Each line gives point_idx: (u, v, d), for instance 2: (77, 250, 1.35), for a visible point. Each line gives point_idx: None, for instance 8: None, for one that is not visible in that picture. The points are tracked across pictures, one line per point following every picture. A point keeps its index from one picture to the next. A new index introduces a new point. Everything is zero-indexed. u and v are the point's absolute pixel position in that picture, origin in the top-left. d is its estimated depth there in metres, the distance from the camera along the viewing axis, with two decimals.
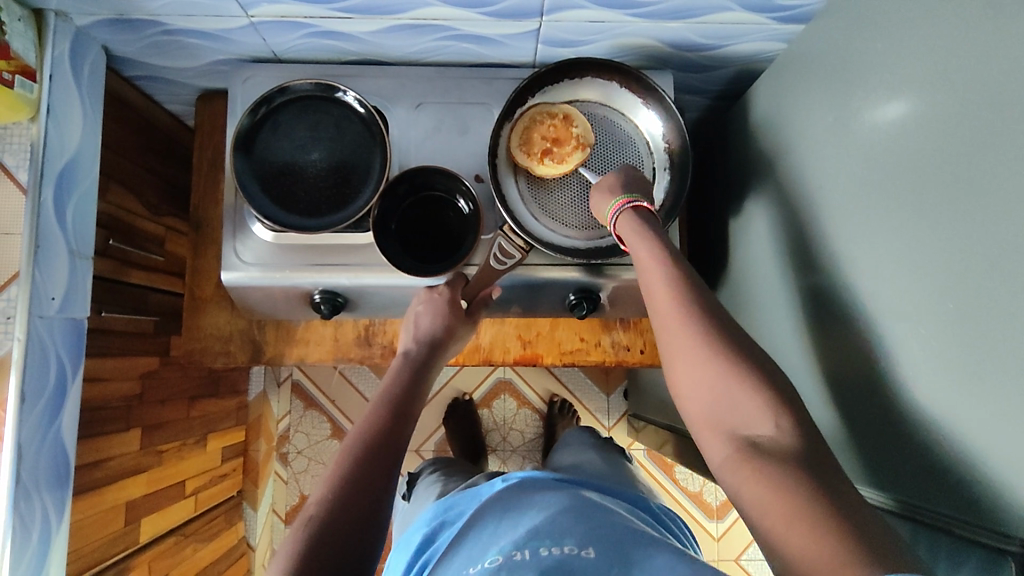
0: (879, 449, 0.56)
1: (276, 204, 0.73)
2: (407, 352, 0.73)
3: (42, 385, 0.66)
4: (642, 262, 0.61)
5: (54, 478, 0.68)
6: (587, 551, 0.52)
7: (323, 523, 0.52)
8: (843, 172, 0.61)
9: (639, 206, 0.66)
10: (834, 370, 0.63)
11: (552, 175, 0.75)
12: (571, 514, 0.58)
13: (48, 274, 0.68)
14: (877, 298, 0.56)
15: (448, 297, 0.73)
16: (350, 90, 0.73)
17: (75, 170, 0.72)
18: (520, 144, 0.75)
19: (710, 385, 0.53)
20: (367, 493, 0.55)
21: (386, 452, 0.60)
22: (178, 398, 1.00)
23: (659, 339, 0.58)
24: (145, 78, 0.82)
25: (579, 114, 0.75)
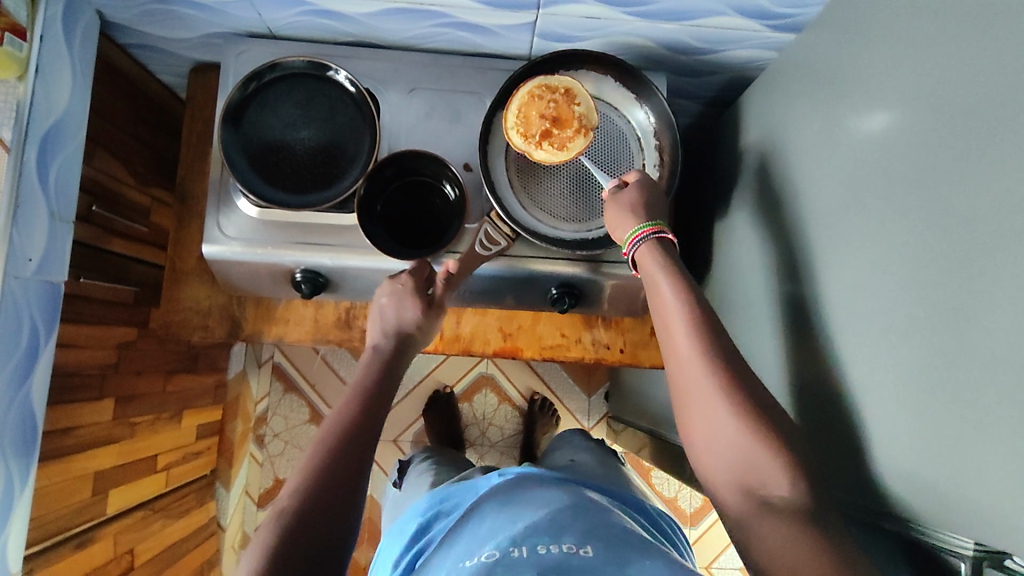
0: (841, 456, 0.57)
1: (263, 180, 0.72)
2: (376, 346, 0.70)
3: (13, 346, 0.66)
4: (657, 292, 0.62)
5: (20, 441, 0.67)
6: (585, 550, 0.52)
7: (294, 520, 0.51)
8: (828, 180, 0.61)
9: (664, 236, 0.66)
10: (807, 376, 0.63)
11: (552, 160, 0.71)
12: (571, 513, 0.58)
13: (27, 236, 0.67)
14: (850, 308, 0.56)
15: (411, 286, 0.71)
16: (342, 69, 0.72)
17: (61, 133, 0.71)
18: (516, 124, 0.71)
19: (713, 402, 0.54)
20: (335, 490, 0.54)
21: (357, 445, 0.59)
22: (155, 371, 0.99)
23: (673, 379, 0.58)
24: (140, 46, 0.82)
25: (582, 91, 0.71)
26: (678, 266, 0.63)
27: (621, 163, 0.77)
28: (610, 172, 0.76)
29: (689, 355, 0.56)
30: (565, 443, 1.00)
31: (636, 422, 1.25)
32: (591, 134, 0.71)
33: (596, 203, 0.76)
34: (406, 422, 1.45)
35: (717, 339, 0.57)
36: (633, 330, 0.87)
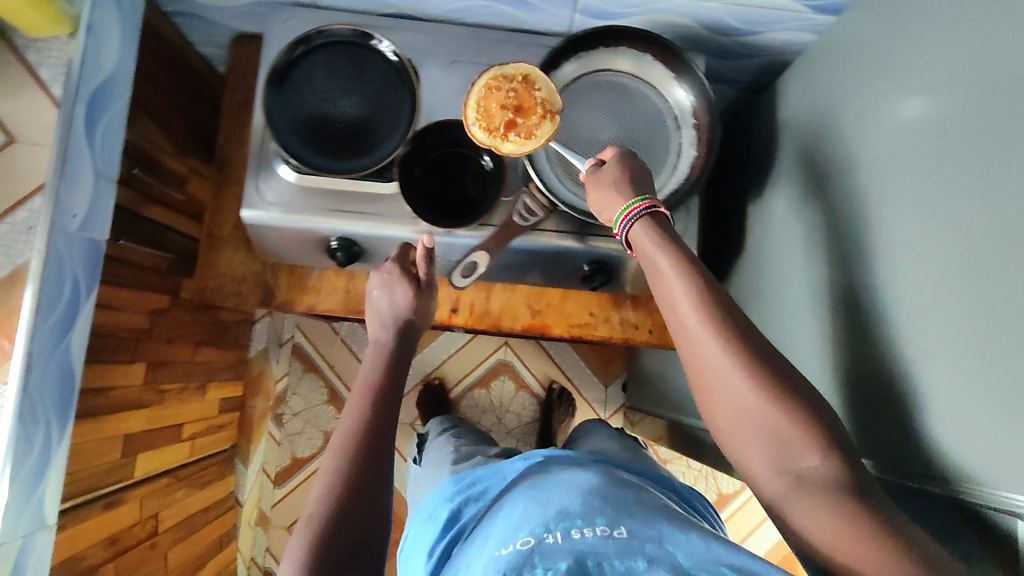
0: (892, 427, 0.57)
1: (303, 144, 0.73)
2: (377, 339, 0.72)
3: (56, 299, 0.67)
4: (660, 267, 0.58)
5: (59, 394, 0.68)
6: (619, 531, 0.52)
7: (330, 528, 0.54)
8: (876, 158, 0.61)
9: (657, 210, 0.61)
10: (850, 352, 0.63)
11: (522, 149, 0.69)
12: (603, 493, 0.58)
13: (74, 192, 0.68)
14: (900, 281, 0.56)
15: (397, 272, 0.72)
16: (386, 39, 0.74)
17: (109, 94, 0.72)
18: (477, 119, 0.69)
19: (727, 393, 0.51)
20: (365, 505, 0.56)
21: (377, 451, 0.60)
22: (183, 340, 1.00)
23: (687, 361, 0.55)
24: (183, 14, 0.83)
25: (540, 76, 0.70)
26: (675, 238, 0.59)
27: (658, 141, 0.77)
28: (645, 150, 0.76)
29: (700, 336, 0.53)
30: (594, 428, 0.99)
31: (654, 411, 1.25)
32: (556, 118, 0.69)
33: None
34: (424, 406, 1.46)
35: (733, 313, 0.54)
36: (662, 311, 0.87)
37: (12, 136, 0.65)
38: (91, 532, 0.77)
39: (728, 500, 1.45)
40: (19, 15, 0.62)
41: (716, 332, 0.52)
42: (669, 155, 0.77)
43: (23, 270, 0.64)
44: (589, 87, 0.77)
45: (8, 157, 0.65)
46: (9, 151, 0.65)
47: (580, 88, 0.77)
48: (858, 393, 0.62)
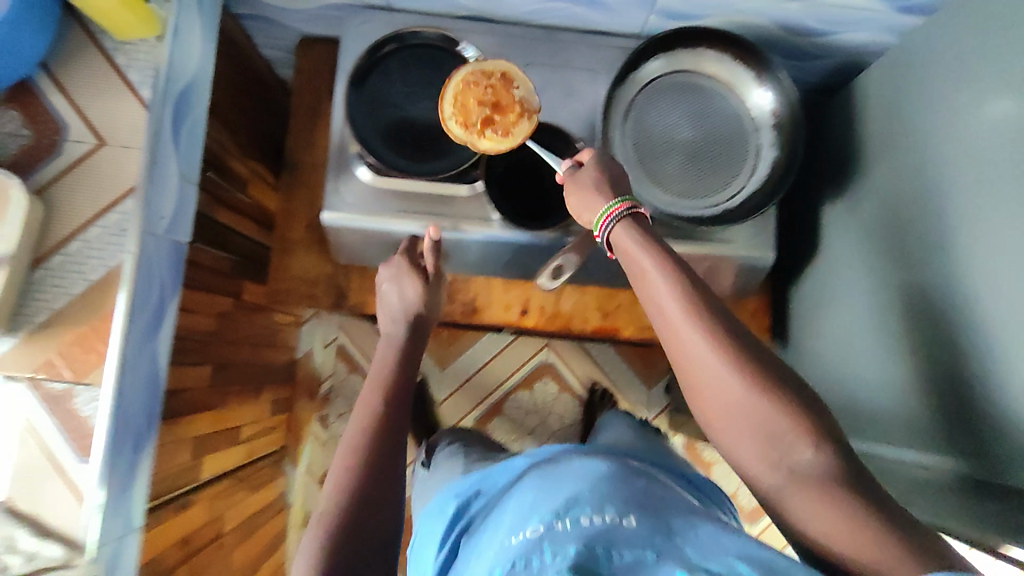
0: (976, 431, 0.58)
1: (384, 146, 0.74)
2: (389, 333, 0.75)
3: (147, 301, 0.67)
4: (642, 268, 0.55)
5: (147, 395, 0.69)
6: (628, 521, 0.46)
7: (345, 516, 0.55)
8: (972, 161, 0.61)
9: (634, 211, 0.59)
10: (945, 356, 0.63)
11: (499, 146, 0.69)
12: (613, 478, 0.52)
13: (161, 195, 0.67)
14: (1000, 286, 0.57)
15: (405, 265, 0.75)
16: (469, 45, 0.73)
17: (192, 96, 0.71)
18: (455, 113, 0.68)
19: (724, 395, 0.49)
20: (380, 492, 0.57)
21: (393, 441, 0.63)
22: (244, 343, 1.00)
23: (679, 366, 0.52)
24: (254, 17, 0.83)
25: (519, 73, 0.70)
26: (656, 237, 0.57)
27: (739, 142, 0.75)
28: (725, 151, 0.76)
29: (692, 339, 0.51)
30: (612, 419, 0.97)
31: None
32: (533, 117, 0.69)
33: (714, 179, 0.76)
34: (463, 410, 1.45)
35: (718, 312, 0.52)
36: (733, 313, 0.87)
37: (102, 139, 0.65)
38: (167, 534, 0.77)
39: None
40: (113, 18, 0.62)
41: (708, 332, 0.50)
42: (749, 156, 0.75)
43: (115, 273, 0.65)
44: (670, 87, 0.76)
45: (98, 160, 0.65)
46: (99, 154, 0.65)
47: (661, 88, 0.76)
48: (941, 398, 0.64)
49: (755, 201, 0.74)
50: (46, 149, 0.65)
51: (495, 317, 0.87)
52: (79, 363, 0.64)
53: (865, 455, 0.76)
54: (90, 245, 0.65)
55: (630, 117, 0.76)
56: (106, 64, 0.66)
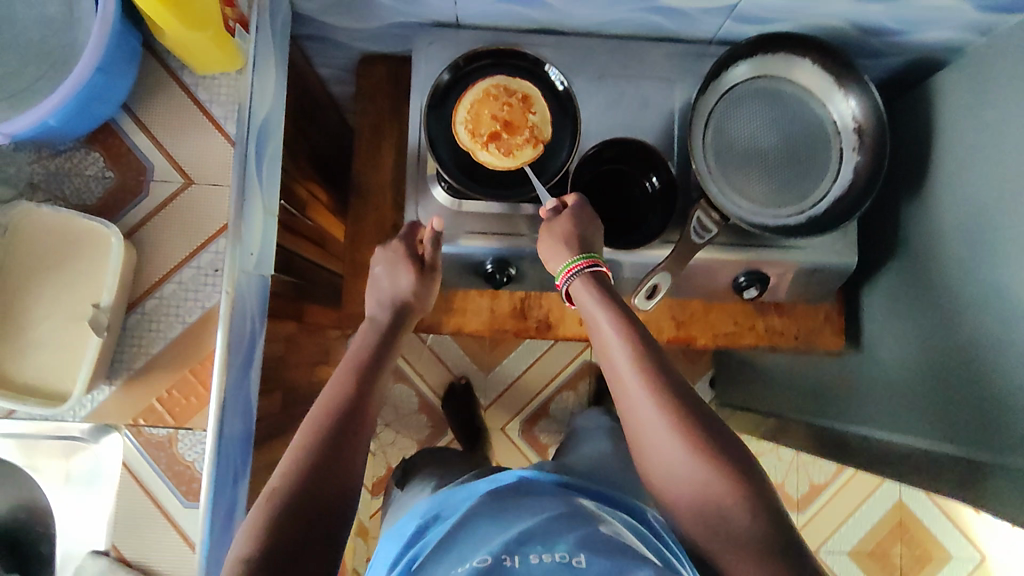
0: None
1: (459, 167, 0.73)
2: (373, 317, 0.75)
3: (241, 340, 0.67)
4: (598, 324, 0.66)
5: (241, 432, 0.69)
6: (579, 560, 0.50)
7: (286, 501, 0.53)
8: None
9: (592, 267, 0.68)
10: None
11: (497, 163, 0.72)
12: (566, 518, 0.56)
13: (250, 230, 0.67)
14: None
15: (402, 252, 0.75)
16: (555, 66, 0.71)
17: (269, 129, 0.70)
18: (466, 119, 0.72)
19: (664, 438, 0.59)
20: (319, 492, 0.55)
21: (345, 442, 0.60)
22: (306, 365, 0.99)
23: (626, 412, 0.62)
24: (315, 38, 0.81)
25: (540, 100, 0.72)
26: (614, 295, 0.66)
27: (820, 151, 0.75)
28: (806, 156, 0.75)
29: (637, 388, 0.61)
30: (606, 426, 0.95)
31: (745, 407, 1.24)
32: (540, 147, 0.72)
33: (794, 189, 0.75)
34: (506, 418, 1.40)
35: (664, 371, 0.62)
36: (807, 317, 0.89)
37: (189, 177, 0.64)
38: None
39: (819, 490, 1.45)
40: (193, 51, 0.60)
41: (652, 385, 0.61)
42: (830, 164, 0.75)
43: (212, 313, 0.64)
44: (751, 96, 0.76)
45: (187, 200, 0.64)
46: (188, 193, 0.64)
47: (740, 97, 0.76)
48: (1002, 397, 0.67)
49: (841, 207, 0.74)
50: (131, 190, 0.63)
51: (569, 331, 0.87)
52: (180, 409, 0.64)
53: (912, 447, 0.79)
54: (185, 286, 0.64)
55: (709, 127, 0.76)
56: (188, 99, 0.64)
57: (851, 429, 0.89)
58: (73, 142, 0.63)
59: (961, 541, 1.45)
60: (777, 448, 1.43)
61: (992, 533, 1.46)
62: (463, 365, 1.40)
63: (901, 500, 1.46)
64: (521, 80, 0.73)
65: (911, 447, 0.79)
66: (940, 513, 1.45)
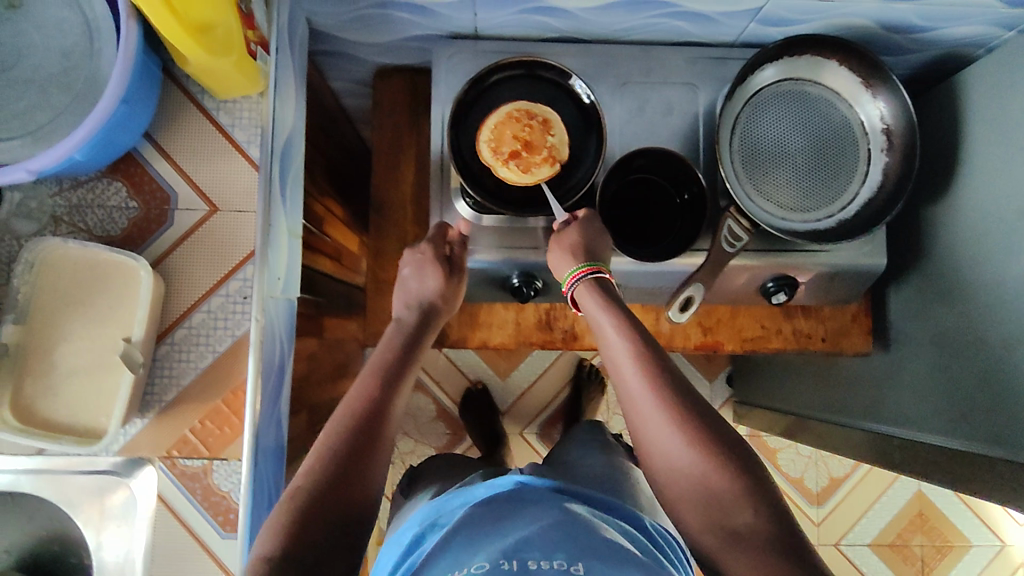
0: None
1: (481, 182, 0.72)
2: (400, 318, 0.72)
3: (271, 366, 0.66)
4: (599, 328, 0.64)
5: (274, 458, 0.68)
6: (575, 568, 0.50)
7: (309, 504, 0.53)
8: None
9: (592, 276, 0.65)
10: None
11: (515, 180, 0.70)
12: (559, 523, 0.55)
13: (276, 254, 0.66)
14: None
15: (430, 255, 0.72)
16: (581, 78, 0.70)
17: (291, 151, 0.69)
18: (488, 137, 0.70)
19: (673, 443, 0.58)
20: (338, 505, 0.54)
21: (363, 452, 0.58)
22: (328, 381, 0.98)
23: (635, 418, 0.61)
24: (331, 53, 0.80)
25: (560, 122, 0.71)
26: (615, 300, 0.64)
27: (847, 153, 0.74)
28: (835, 158, 0.74)
29: (641, 397, 0.60)
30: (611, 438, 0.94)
31: (764, 405, 1.24)
32: (558, 167, 0.70)
33: (823, 192, 0.74)
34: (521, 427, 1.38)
35: (668, 373, 0.60)
36: (833, 318, 0.89)
37: (214, 205, 0.63)
38: None
39: (839, 484, 1.44)
40: (214, 75, 0.59)
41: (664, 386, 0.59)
42: (859, 166, 0.74)
43: (242, 341, 0.63)
44: (777, 99, 0.75)
45: (213, 228, 0.63)
46: (213, 221, 0.63)
47: (766, 100, 0.75)
48: None
49: (871, 210, 0.73)
50: (155, 220, 0.63)
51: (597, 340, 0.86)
52: (213, 439, 0.63)
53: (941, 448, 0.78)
54: (214, 315, 0.63)
55: (736, 133, 0.75)
56: (210, 125, 0.64)
57: (877, 429, 0.88)
58: (95, 173, 0.62)
59: (981, 530, 1.45)
60: (796, 444, 1.42)
61: (1012, 521, 1.46)
62: (479, 370, 1.39)
63: (921, 491, 1.45)
64: (541, 104, 0.72)
65: (937, 447, 0.78)
66: (960, 503, 1.45)
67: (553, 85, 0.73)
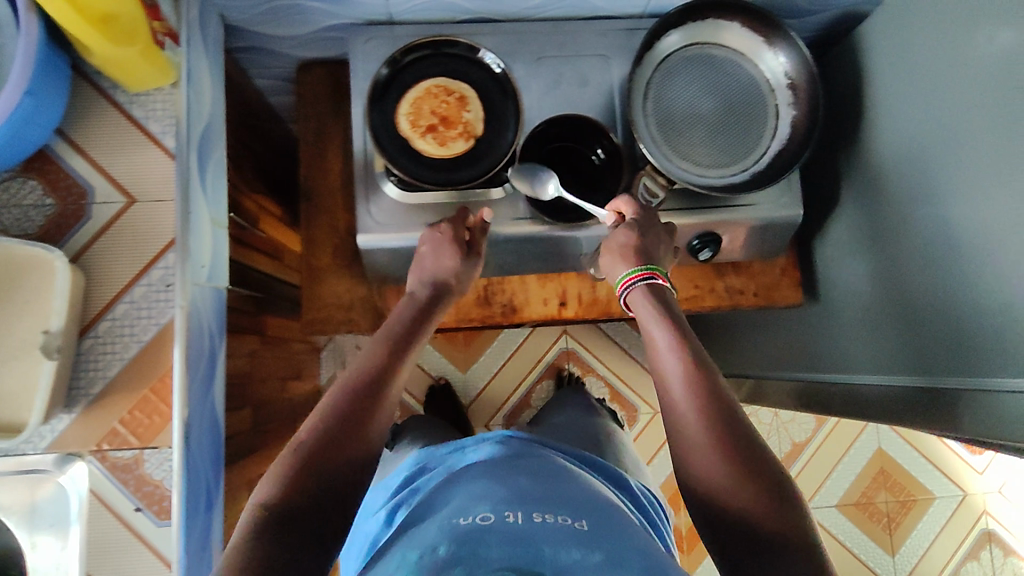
0: (980, 354, 0.65)
1: (410, 158, 0.72)
2: (412, 293, 0.72)
3: (200, 351, 0.66)
4: (638, 312, 0.67)
5: (211, 445, 0.69)
6: (578, 522, 0.51)
7: (313, 457, 0.54)
8: (985, 98, 0.64)
9: (662, 282, 0.67)
10: (969, 285, 0.66)
11: (430, 152, 0.73)
12: (558, 489, 0.56)
13: (198, 243, 0.66)
14: (995, 222, 0.63)
15: (449, 235, 0.72)
16: (490, 51, 0.72)
17: (209, 140, 0.70)
18: (407, 111, 0.73)
19: (682, 398, 0.59)
20: (341, 458, 0.56)
21: (367, 411, 0.59)
22: (274, 378, 0.99)
23: (658, 394, 0.62)
24: (249, 48, 0.80)
25: (475, 99, 0.73)
26: (673, 316, 0.64)
27: (756, 108, 0.77)
28: (746, 116, 0.77)
29: (675, 375, 0.61)
30: (567, 406, 0.96)
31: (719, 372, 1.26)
32: (474, 141, 0.73)
33: (736, 148, 0.77)
34: (484, 422, 1.38)
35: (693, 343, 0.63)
36: (763, 273, 0.91)
37: (132, 196, 0.64)
38: None
39: (801, 449, 1.47)
40: (125, 68, 0.60)
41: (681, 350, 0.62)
42: (768, 120, 0.77)
43: (167, 329, 0.63)
44: (685, 61, 0.77)
45: (132, 219, 0.64)
46: (131, 212, 0.64)
47: (677, 63, 0.77)
48: (947, 325, 0.70)
49: (784, 157, 0.76)
50: (73, 215, 0.63)
51: (535, 313, 0.87)
52: (142, 429, 0.63)
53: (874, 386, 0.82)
54: (137, 305, 0.63)
55: (648, 97, 0.77)
56: (123, 118, 0.64)
57: (827, 382, 0.90)
58: (7, 173, 0.62)
59: (943, 481, 1.48)
60: (756, 412, 1.45)
61: (973, 471, 1.49)
62: (438, 366, 1.40)
63: (882, 449, 1.49)
64: (459, 78, 0.74)
65: (873, 385, 0.82)
66: (920, 457, 1.49)
67: (466, 61, 0.74)
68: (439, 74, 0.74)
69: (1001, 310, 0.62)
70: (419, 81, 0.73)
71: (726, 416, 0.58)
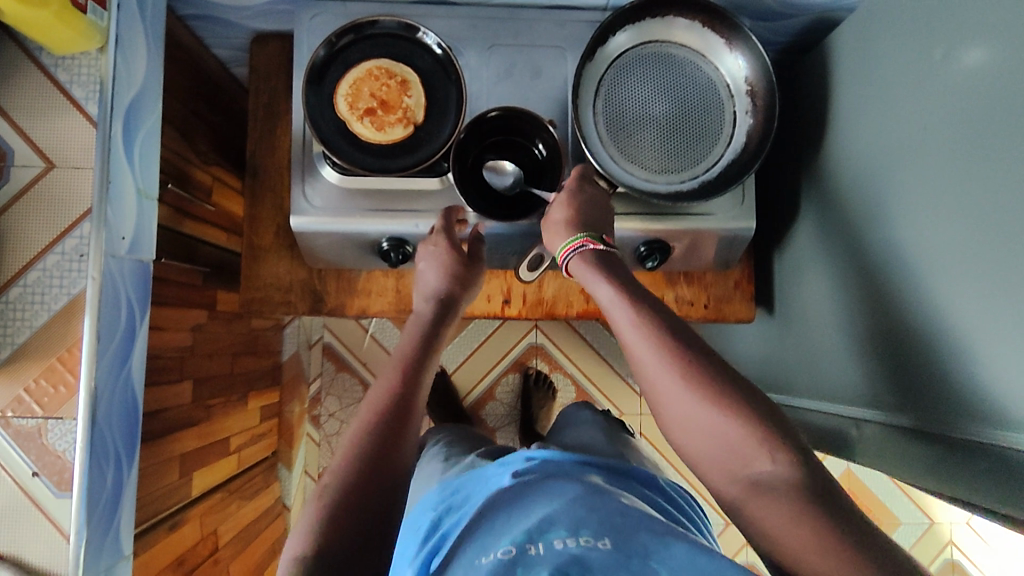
0: (928, 385, 0.61)
1: (347, 141, 0.71)
2: (419, 312, 0.74)
3: (114, 327, 0.64)
4: (602, 299, 0.63)
5: (125, 424, 0.66)
6: (601, 542, 0.49)
7: (342, 500, 0.51)
8: (933, 118, 0.60)
9: (593, 247, 0.65)
10: (912, 314, 0.64)
11: (367, 136, 0.71)
12: (583, 502, 0.54)
13: (121, 213, 0.65)
14: (934, 250, 0.60)
15: (444, 246, 0.72)
16: (431, 32, 0.70)
17: (139, 109, 0.68)
18: (346, 92, 0.71)
19: (681, 398, 0.54)
20: (373, 490, 0.53)
21: (389, 440, 0.56)
22: (223, 352, 0.98)
23: (650, 399, 0.57)
24: (200, 18, 0.79)
25: (417, 83, 0.71)
26: (613, 271, 0.64)
27: (711, 112, 0.74)
28: (701, 119, 0.74)
29: (659, 374, 0.55)
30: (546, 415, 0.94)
31: None
32: (412, 127, 0.71)
33: (686, 153, 0.74)
34: None
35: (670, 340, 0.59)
36: (715, 285, 0.89)
37: (51, 161, 0.63)
38: (159, 557, 0.77)
39: None
40: (46, 31, 0.59)
41: (657, 338, 0.57)
42: (725, 123, 0.74)
43: (79, 300, 0.63)
44: (641, 58, 0.74)
45: (50, 185, 0.63)
46: (50, 177, 0.63)
47: (631, 59, 0.74)
48: (891, 351, 0.67)
49: (736, 167, 0.73)
50: None
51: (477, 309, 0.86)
52: (48, 398, 0.62)
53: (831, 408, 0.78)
54: (49, 273, 0.62)
55: (598, 94, 0.74)
56: (48, 82, 0.63)
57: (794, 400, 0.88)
58: None
59: (910, 508, 1.45)
60: None
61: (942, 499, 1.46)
62: None
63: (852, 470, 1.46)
64: (400, 59, 0.72)
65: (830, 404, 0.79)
66: (888, 481, 1.46)
67: (410, 43, 0.72)
68: (381, 54, 0.72)
69: (938, 342, 0.60)
70: (360, 62, 0.71)
71: (728, 396, 0.53)
